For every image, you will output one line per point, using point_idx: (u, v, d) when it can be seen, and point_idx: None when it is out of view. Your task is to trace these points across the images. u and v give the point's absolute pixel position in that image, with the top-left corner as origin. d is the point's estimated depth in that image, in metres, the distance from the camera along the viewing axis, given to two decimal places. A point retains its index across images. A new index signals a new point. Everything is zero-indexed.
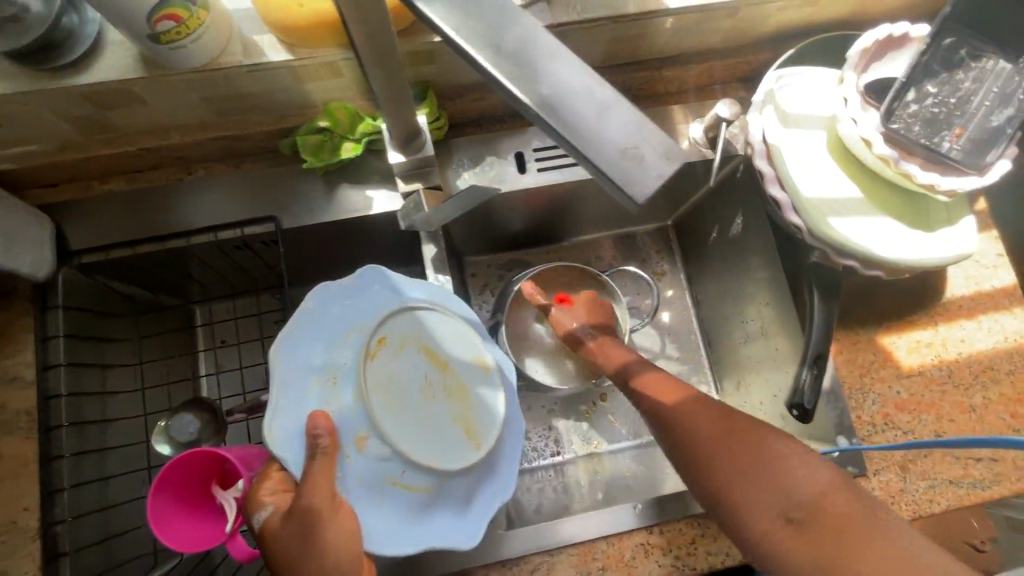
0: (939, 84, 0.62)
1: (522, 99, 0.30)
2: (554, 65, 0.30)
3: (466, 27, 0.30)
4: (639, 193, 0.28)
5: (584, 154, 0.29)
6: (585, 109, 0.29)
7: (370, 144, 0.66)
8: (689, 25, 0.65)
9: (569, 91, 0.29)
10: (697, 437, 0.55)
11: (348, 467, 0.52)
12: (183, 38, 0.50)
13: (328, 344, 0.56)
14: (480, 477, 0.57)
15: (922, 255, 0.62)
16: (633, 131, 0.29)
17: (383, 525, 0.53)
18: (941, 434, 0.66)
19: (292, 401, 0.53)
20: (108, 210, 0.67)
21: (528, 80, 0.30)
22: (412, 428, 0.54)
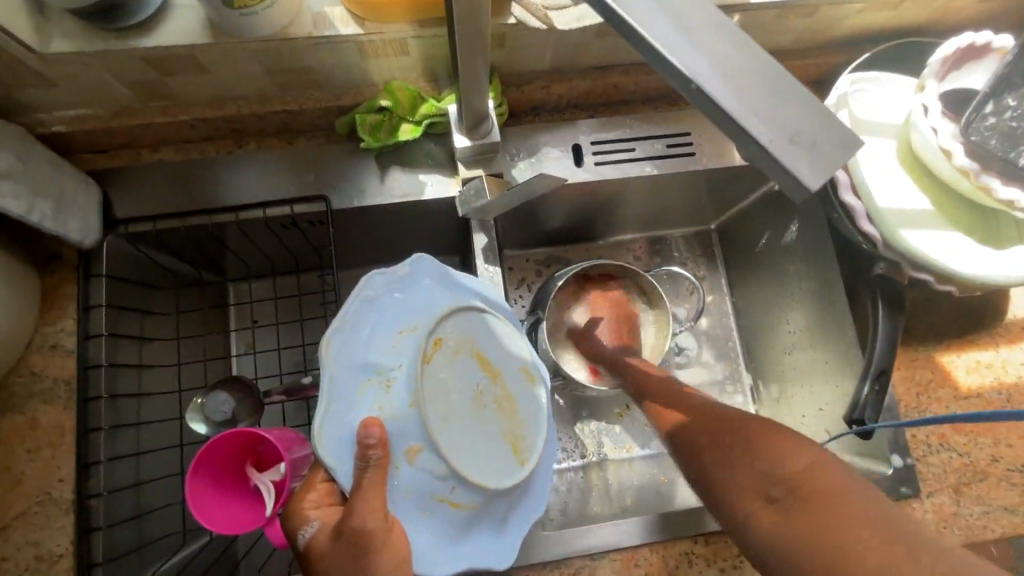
0: (1021, 96, 0.60)
1: (682, 70, 0.25)
2: (716, 34, 0.26)
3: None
4: (819, 180, 0.24)
5: (749, 135, 0.24)
6: (755, 82, 0.25)
7: (429, 127, 0.65)
8: (765, 22, 0.62)
9: (735, 66, 0.25)
10: (712, 432, 0.53)
11: (396, 478, 0.50)
12: (257, 5, 0.49)
13: (382, 341, 0.53)
14: (521, 495, 0.56)
15: (995, 274, 0.59)
16: (808, 109, 0.24)
17: (426, 540, 0.51)
18: (997, 458, 0.64)
19: (344, 401, 0.51)
20: (156, 179, 0.65)
21: (689, 49, 0.25)
22: (464, 442, 0.51)
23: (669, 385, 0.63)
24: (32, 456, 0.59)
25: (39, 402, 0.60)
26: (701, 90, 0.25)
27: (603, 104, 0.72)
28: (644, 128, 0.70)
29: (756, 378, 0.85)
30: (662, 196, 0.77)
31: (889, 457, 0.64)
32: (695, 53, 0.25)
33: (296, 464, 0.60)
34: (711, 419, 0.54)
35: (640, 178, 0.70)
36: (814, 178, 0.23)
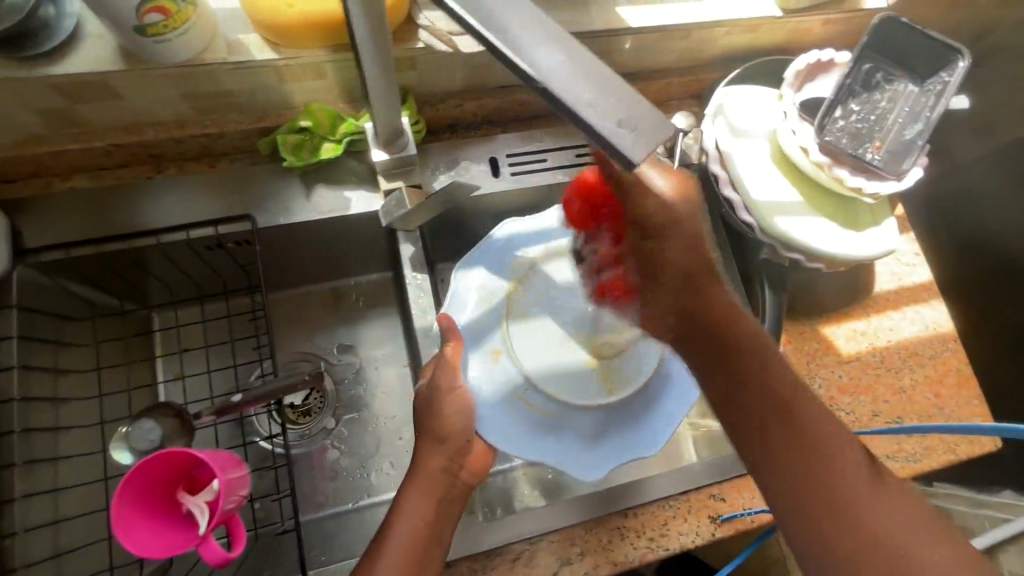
0: (861, 103, 0.71)
1: (528, 73, 0.30)
2: (556, 46, 0.31)
3: (473, 10, 0.31)
4: (641, 155, 0.29)
5: (586, 122, 0.30)
6: (589, 81, 0.30)
7: (349, 145, 0.68)
8: (648, 44, 0.71)
9: (571, 69, 0.31)
10: (807, 449, 0.49)
11: (491, 372, 0.67)
12: (169, 32, 0.51)
13: (511, 269, 0.71)
14: (614, 420, 0.67)
15: (853, 250, 0.70)
16: (627, 103, 0.30)
17: (506, 427, 0.64)
18: (878, 413, 0.73)
19: (458, 305, 0.69)
20: (71, 208, 0.65)
21: (533, 58, 0.31)
22: (545, 357, 0.69)
23: (738, 330, 0.54)
24: None
25: None
26: (547, 88, 0.30)
27: (516, 120, 0.78)
28: (554, 141, 0.77)
29: None
30: None
31: None
32: (539, 60, 0.31)
33: (231, 484, 0.60)
34: (802, 426, 0.50)
35: (553, 186, 0.76)
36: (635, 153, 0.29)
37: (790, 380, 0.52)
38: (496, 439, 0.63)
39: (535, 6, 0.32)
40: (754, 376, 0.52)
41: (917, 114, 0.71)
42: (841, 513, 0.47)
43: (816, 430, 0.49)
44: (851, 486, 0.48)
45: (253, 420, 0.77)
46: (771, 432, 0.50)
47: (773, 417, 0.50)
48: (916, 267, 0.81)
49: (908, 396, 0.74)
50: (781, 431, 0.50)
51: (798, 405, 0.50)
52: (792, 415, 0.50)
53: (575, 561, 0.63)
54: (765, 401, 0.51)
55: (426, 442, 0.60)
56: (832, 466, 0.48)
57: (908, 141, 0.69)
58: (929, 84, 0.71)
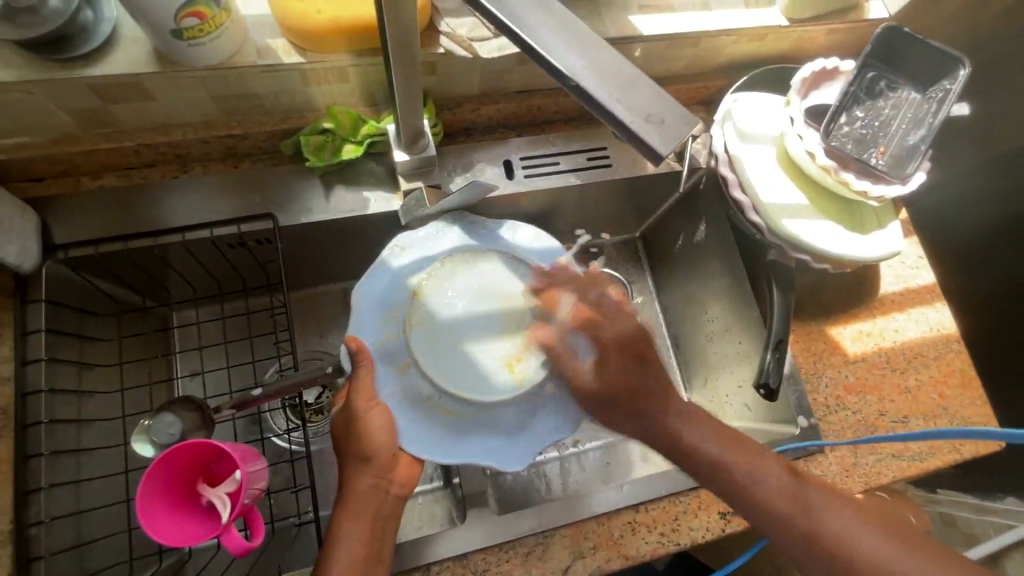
0: (865, 109, 0.73)
1: (562, 73, 0.32)
2: (588, 49, 0.33)
3: (510, 13, 0.33)
4: (667, 147, 0.31)
5: (614, 117, 0.32)
6: (616, 78, 0.32)
7: (370, 147, 0.70)
8: (659, 51, 0.73)
9: (602, 70, 0.32)
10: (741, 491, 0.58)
11: (397, 384, 0.61)
12: (204, 36, 0.53)
13: (394, 277, 0.65)
14: (529, 411, 0.63)
15: (860, 252, 0.72)
16: (656, 100, 0.32)
17: (421, 437, 0.60)
18: (884, 412, 0.75)
19: (364, 324, 0.63)
20: (99, 205, 0.67)
21: (567, 58, 0.33)
22: (441, 359, 0.62)
23: (671, 425, 0.62)
24: None
25: None
26: (577, 84, 0.32)
27: (529, 124, 0.80)
28: (566, 144, 0.79)
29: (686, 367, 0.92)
30: (589, 206, 0.86)
31: (796, 418, 0.73)
32: (572, 60, 0.32)
33: (252, 476, 0.61)
34: (760, 492, 0.58)
35: (566, 188, 0.78)
36: (661, 145, 0.30)
37: (737, 456, 0.59)
38: (413, 450, 0.59)
39: (565, 9, 0.34)
40: (713, 464, 0.60)
41: (920, 120, 0.73)
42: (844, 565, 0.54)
43: (776, 492, 0.57)
44: (846, 536, 0.55)
45: (270, 416, 0.78)
46: (751, 508, 0.58)
47: (741, 499, 0.58)
48: (920, 270, 0.83)
49: (913, 396, 0.76)
50: (768, 514, 0.57)
51: (749, 477, 0.58)
52: (755, 490, 0.58)
53: (588, 555, 0.64)
54: (736, 487, 0.58)
55: (356, 467, 0.58)
56: (755, 487, 0.58)
57: (911, 146, 0.71)
58: (931, 92, 0.73)
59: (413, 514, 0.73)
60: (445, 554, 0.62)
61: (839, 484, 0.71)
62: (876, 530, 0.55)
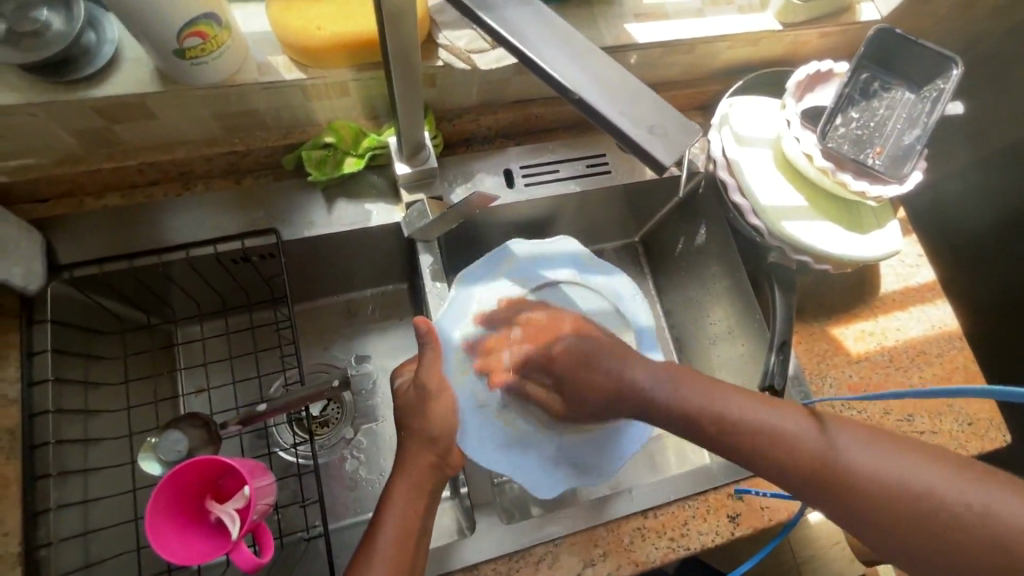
0: (860, 110, 0.74)
1: (564, 86, 0.33)
2: (588, 62, 0.34)
3: (511, 30, 0.34)
4: (671, 158, 0.31)
5: (617, 129, 0.32)
6: (619, 92, 0.33)
7: (370, 160, 0.70)
8: (655, 58, 0.74)
9: (603, 83, 0.33)
10: (743, 436, 0.53)
11: (470, 379, 0.68)
12: (206, 55, 0.54)
13: (491, 284, 0.73)
14: (577, 449, 0.69)
15: (859, 252, 0.72)
16: (655, 112, 0.32)
17: (480, 438, 0.66)
18: (888, 411, 0.75)
19: (457, 310, 0.70)
20: (102, 224, 0.67)
21: (568, 72, 0.33)
22: None
23: (631, 379, 0.61)
24: None
25: None
26: (581, 99, 0.32)
27: (527, 133, 0.81)
28: (565, 153, 0.80)
29: None
30: (589, 213, 0.86)
31: None
32: (573, 74, 0.33)
33: (260, 492, 0.61)
34: (762, 430, 0.52)
35: (565, 195, 0.78)
36: (665, 156, 0.30)
37: (729, 395, 0.55)
38: (467, 446, 0.65)
39: (568, 27, 0.35)
40: (706, 410, 0.55)
41: (915, 120, 0.73)
42: (850, 488, 0.48)
43: (773, 426, 0.52)
44: (843, 455, 0.49)
45: (275, 430, 0.79)
46: (741, 446, 0.53)
47: (740, 439, 0.53)
48: (919, 268, 0.83)
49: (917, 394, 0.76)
50: (759, 453, 0.52)
51: (735, 411, 0.54)
52: (750, 424, 0.53)
53: (598, 563, 0.64)
54: (727, 425, 0.54)
55: None
56: (761, 428, 0.52)
57: (907, 146, 0.72)
58: (925, 92, 0.74)
59: None
60: (456, 565, 0.62)
61: None
62: (876, 442, 0.49)
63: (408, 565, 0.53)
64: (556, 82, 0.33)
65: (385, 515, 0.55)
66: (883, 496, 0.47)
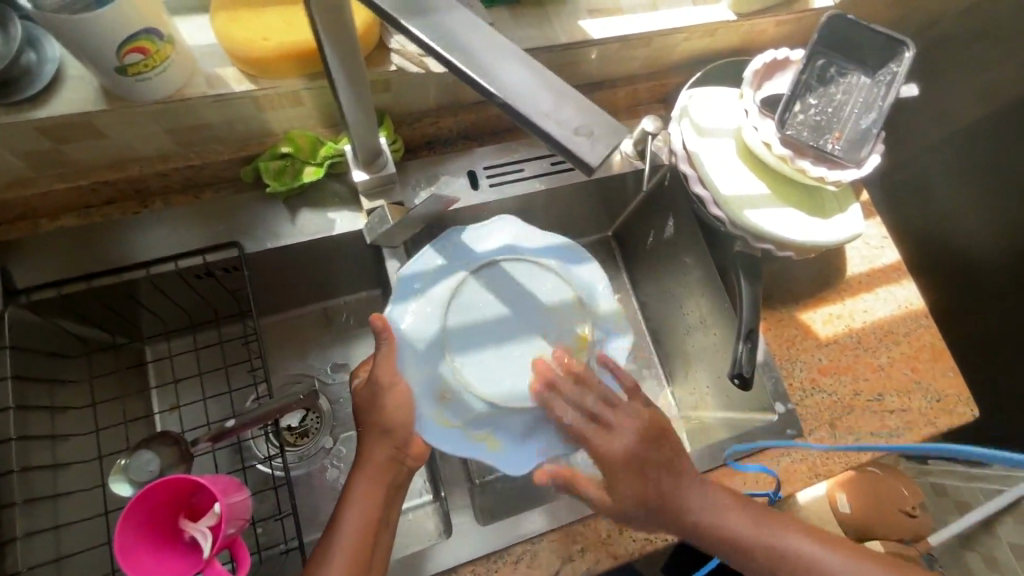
0: (817, 97, 0.75)
1: (490, 91, 0.33)
2: (515, 66, 0.34)
3: (436, 35, 0.34)
4: (597, 158, 0.31)
5: (544, 132, 0.32)
6: (546, 94, 0.33)
7: (330, 168, 0.70)
8: (613, 53, 0.74)
9: (529, 86, 0.33)
10: (732, 547, 0.59)
11: (422, 368, 0.63)
12: (149, 71, 0.53)
13: (436, 268, 0.68)
14: (543, 421, 0.65)
15: (822, 237, 0.73)
16: (582, 113, 0.32)
17: (438, 426, 0.62)
18: (859, 392, 0.76)
19: (402, 296, 0.66)
20: (59, 246, 0.66)
21: (493, 76, 0.33)
22: (475, 359, 0.65)
23: (687, 509, 0.59)
24: None
25: None
26: (507, 102, 0.32)
27: (491, 133, 0.81)
28: (529, 151, 0.80)
29: (667, 361, 0.93)
30: (558, 210, 0.86)
31: (774, 405, 0.74)
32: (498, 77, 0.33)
33: (233, 509, 0.60)
34: (748, 543, 0.59)
35: (532, 194, 0.78)
36: (591, 156, 0.30)
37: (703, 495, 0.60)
38: (426, 437, 0.61)
39: (493, 32, 0.35)
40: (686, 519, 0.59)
41: (871, 104, 0.74)
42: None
43: (756, 540, 0.59)
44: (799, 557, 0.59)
45: (251, 444, 0.78)
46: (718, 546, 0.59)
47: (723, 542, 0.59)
48: (884, 250, 0.85)
49: (886, 373, 0.77)
50: (739, 552, 0.59)
51: (720, 526, 0.59)
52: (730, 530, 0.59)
53: (577, 558, 0.64)
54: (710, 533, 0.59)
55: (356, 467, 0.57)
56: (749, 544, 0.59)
57: (864, 130, 0.73)
58: (880, 75, 0.75)
59: (402, 530, 0.73)
60: (434, 569, 0.62)
61: (820, 466, 0.72)
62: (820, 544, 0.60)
63: (364, 565, 0.54)
64: (481, 87, 0.32)
65: (342, 516, 0.56)
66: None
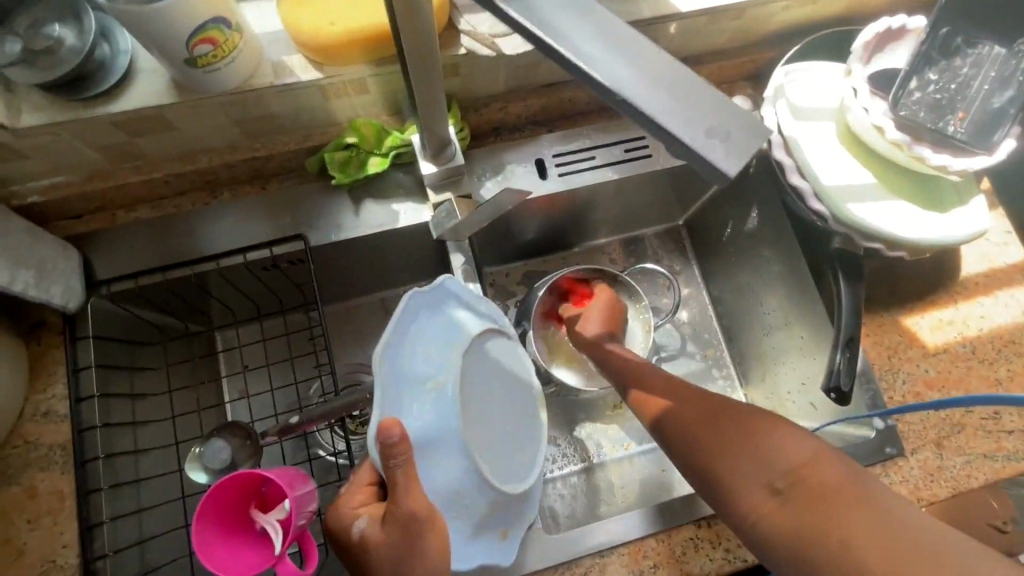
0: (940, 71, 0.65)
1: (607, 88, 0.29)
2: (634, 55, 0.30)
3: (540, 21, 0.30)
4: (734, 166, 0.27)
5: (669, 130, 0.28)
6: (670, 89, 0.29)
7: (395, 158, 0.67)
8: (700, 26, 0.67)
9: (651, 80, 0.29)
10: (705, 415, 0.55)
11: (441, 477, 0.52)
12: (218, 62, 0.52)
13: (419, 364, 0.53)
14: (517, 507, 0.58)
15: (940, 234, 0.64)
16: (715, 109, 0.28)
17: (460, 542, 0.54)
18: (971, 408, 0.67)
19: (397, 396, 0.51)
20: (135, 236, 0.66)
21: (608, 67, 0.29)
22: (489, 449, 0.56)
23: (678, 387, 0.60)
24: (33, 526, 0.58)
25: (35, 470, 0.60)
26: (627, 101, 0.29)
27: (560, 118, 0.75)
28: (602, 136, 0.74)
29: (742, 362, 0.87)
30: (629, 197, 0.80)
31: (870, 420, 0.67)
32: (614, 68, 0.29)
33: (301, 502, 0.60)
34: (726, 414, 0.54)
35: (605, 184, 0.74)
36: (728, 164, 0.27)
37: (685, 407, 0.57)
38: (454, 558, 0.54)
39: (600, 11, 0.31)
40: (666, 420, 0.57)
41: (1007, 78, 0.64)
42: (777, 474, 0.48)
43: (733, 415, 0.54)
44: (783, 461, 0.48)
45: (317, 434, 0.79)
46: (712, 440, 0.53)
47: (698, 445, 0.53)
48: (1008, 247, 0.74)
49: (1006, 389, 0.68)
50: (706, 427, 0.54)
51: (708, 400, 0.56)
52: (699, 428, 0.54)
53: (648, 574, 0.61)
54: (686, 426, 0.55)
55: None
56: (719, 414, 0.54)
57: (997, 110, 0.63)
58: (1018, 46, 0.65)
59: None
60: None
61: (922, 490, 0.65)
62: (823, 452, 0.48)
63: None
64: (596, 81, 0.29)
65: None
66: (813, 511, 0.45)
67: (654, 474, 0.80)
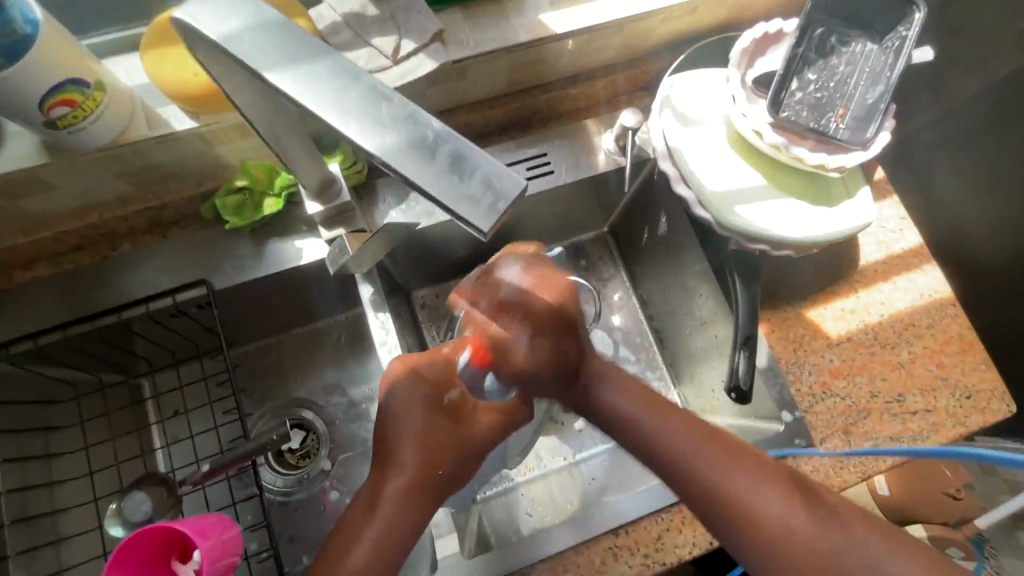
0: (818, 70, 0.67)
1: (371, 152, 0.31)
2: (397, 117, 0.32)
3: (309, 91, 0.32)
4: (486, 221, 0.29)
5: (430, 193, 0.30)
6: (427, 147, 0.31)
7: (290, 197, 0.68)
8: (583, 46, 0.68)
9: (412, 140, 0.31)
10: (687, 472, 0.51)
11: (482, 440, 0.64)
12: (82, 121, 0.51)
13: None
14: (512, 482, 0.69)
15: (827, 230, 0.66)
16: (469, 163, 0.30)
17: None
18: (875, 394, 0.70)
19: None
20: (32, 295, 0.66)
21: (373, 132, 0.31)
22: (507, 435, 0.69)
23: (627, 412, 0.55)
24: None
25: None
26: (389, 165, 0.31)
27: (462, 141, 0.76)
28: (505, 156, 0.75)
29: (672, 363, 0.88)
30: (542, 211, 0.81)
31: (779, 414, 0.68)
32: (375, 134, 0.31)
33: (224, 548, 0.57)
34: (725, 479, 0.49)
35: None
36: (478, 220, 0.29)
37: (751, 471, 0.50)
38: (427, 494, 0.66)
39: (372, 79, 0.33)
40: (706, 481, 0.50)
41: (879, 73, 0.66)
42: (780, 542, 0.47)
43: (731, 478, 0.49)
44: (793, 531, 0.47)
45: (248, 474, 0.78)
46: (715, 507, 0.49)
47: (701, 492, 0.50)
48: (903, 233, 0.77)
49: (908, 371, 0.70)
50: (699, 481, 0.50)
51: (692, 451, 0.51)
52: (714, 479, 0.49)
53: None
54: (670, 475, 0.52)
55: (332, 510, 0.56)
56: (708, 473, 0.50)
57: (871, 105, 0.65)
58: (888, 41, 0.67)
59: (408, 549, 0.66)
60: None
61: (834, 478, 0.66)
62: (835, 528, 0.47)
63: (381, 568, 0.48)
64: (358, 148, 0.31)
65: None
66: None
67: (593, 481, 0.79)
